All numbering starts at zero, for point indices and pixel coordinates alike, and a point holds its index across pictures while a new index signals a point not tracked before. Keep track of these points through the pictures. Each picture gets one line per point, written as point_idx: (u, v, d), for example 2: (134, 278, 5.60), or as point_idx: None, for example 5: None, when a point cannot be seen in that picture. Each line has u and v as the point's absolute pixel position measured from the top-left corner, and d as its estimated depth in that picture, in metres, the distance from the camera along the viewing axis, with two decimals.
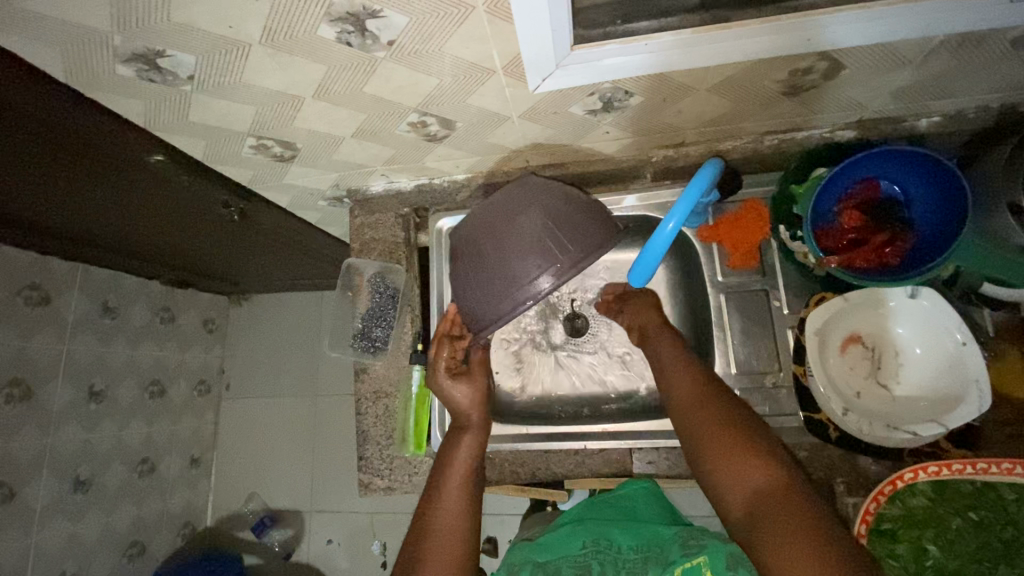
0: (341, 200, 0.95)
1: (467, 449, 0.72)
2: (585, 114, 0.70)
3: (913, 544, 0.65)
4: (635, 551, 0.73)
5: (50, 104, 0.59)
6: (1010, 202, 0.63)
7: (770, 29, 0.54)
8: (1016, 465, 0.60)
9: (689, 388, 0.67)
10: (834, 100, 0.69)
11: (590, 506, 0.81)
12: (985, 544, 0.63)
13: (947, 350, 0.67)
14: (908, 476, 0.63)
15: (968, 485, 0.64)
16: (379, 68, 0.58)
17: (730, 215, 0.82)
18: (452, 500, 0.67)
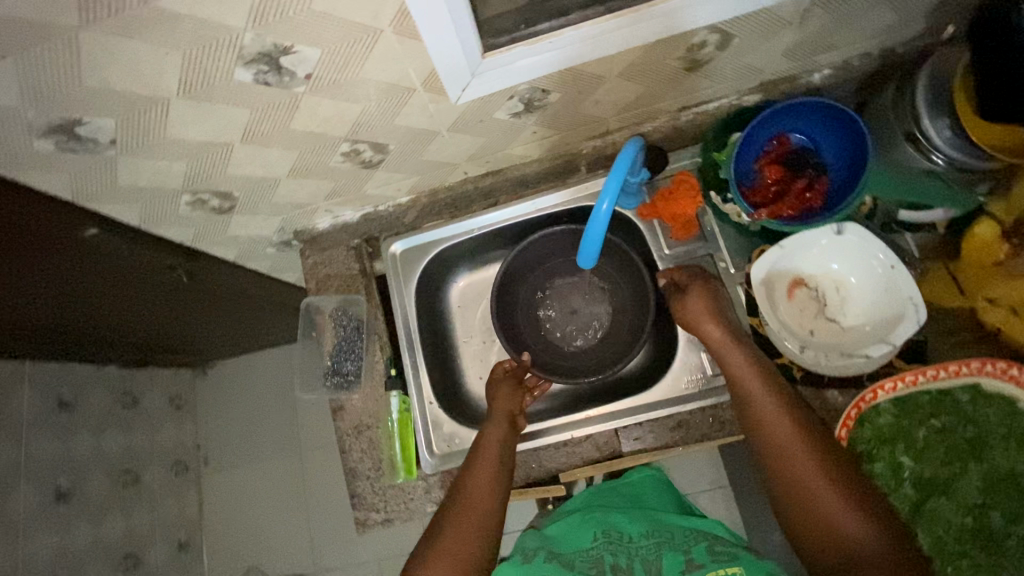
0: (290, 243, 0.94)
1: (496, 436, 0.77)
2: (510, 117, 0.73)
3: (888, 461, 0.68)
4: (645, 536, 0.76)
5: None
6: (903, 130, 0.72)
7: (643, 16, 0.60)
8: (956, 368, 0.65)
9: (781, 430, 0.63)
10: (734, 68, 0.75)
11: (600, 495, 0.89)
12: (949, 449, 0.67)
13: (880, 275, 0.72)
14: (869, 396, 0.67)
15: (923, 396, 0.68)
16: (301, 103, 0.59)
17: (663, 190, 0.86)
18: (483, 477, 0.72)
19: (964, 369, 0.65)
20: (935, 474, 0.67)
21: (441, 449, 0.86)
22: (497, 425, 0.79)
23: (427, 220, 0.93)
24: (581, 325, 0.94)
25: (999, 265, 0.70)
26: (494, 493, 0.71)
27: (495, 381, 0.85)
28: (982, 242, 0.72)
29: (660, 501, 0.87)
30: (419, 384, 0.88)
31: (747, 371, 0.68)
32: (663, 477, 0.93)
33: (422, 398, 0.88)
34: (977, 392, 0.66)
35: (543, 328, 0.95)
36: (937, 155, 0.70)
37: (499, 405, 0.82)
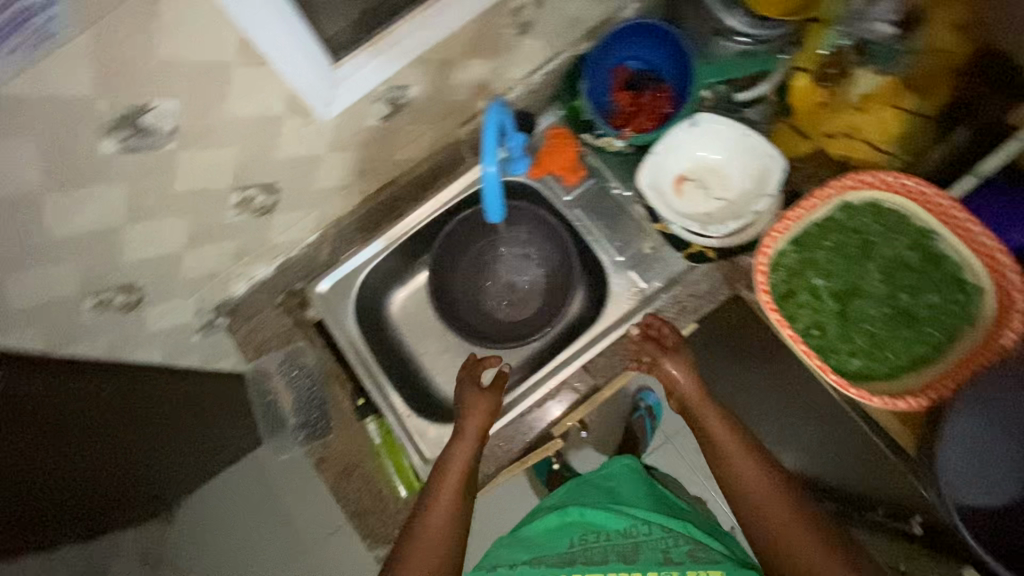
0: (214, 322, 0.92)
1: (461, 454, 0.73)
2: (380, 122, 0.77)
3: (807, 287, 0.71)
4: (624, 533, 0.77)
5: None
6: (711, 30, 0.86)
7: (415, 24, 0.67)
8: (823, 188, 0.70)
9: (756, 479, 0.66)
10: (555, 23, 0.84)
11: (578, 489, 0.87)
12: (851, 256, 0.71)
13: (739, 145, 0.83)
14: (768, 244, 0.70)
15: (811, 219, 0.72)
16: (176, 161, 0.60)
17: (544, 148, 0.93)
18: (444, 506, 0.67)
19: (830, 184, 0.70)
20: (846, 282, 0.71)
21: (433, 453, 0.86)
22: (466, 443, 0.74)
23: (343, 252, 0.93)
24: (520, 295, 1.00)
25: (824, 105, 0.76)
26: (451, 531, 0.66)
27: (473, 395, 0.79)
28: (804, 93, 0.78)
29: (634, 485, 0.87)
30: (391, 404, 0.88)
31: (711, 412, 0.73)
32: (636, 463, 0.92)
33: (397, 414, 0.88)
34: (850, 198, 0.71)
35: (487, 310, 0.99)
36: (744, 37, 0.83)
37: (467, 422, 0.76)
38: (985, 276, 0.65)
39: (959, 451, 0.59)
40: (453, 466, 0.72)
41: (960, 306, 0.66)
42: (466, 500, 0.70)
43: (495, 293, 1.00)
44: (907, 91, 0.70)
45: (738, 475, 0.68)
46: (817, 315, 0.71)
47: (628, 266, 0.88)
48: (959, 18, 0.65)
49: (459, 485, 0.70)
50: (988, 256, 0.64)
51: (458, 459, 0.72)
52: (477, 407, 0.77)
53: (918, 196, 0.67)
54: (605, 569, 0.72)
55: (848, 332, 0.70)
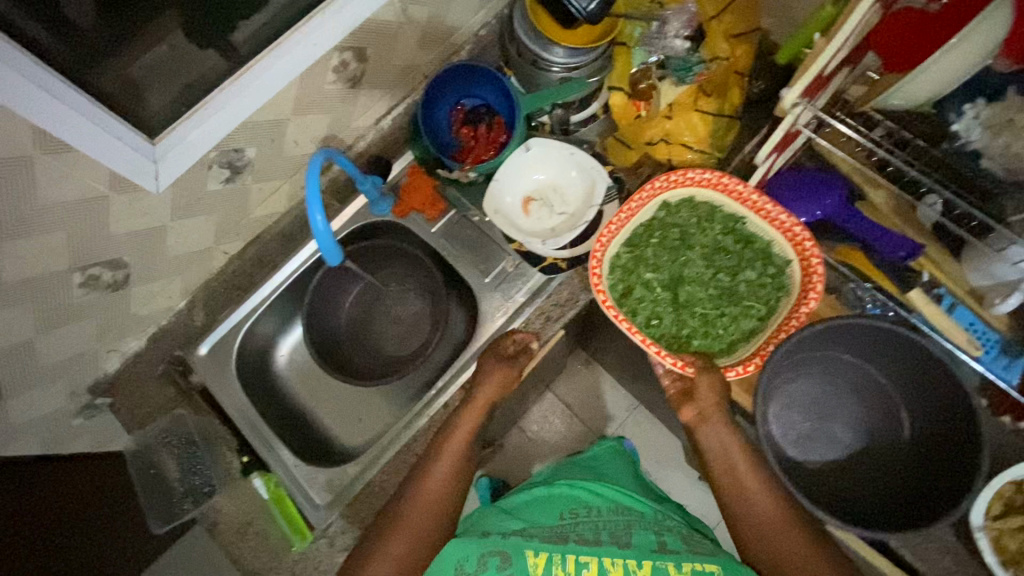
0: (97, 405, 0.86)
1: (443, 473, 0.65)
2: (224, 185, 0.75)
3: (639, 283, 0.73)
4: (614, 510, 0.71)
5: None
6: (534, 63, 0.81)
7: (240, 85, 0.64)
8: (652, 187, 0.72)
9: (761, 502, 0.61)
10: (384, 72, 0.81)
11: (565, 471, 0.83)
12: (680, 244, 0.73)
13: (568, 162, 0.81)
14: (599, 251, 0.70)
15: (643, 217, 0.74)
16: (3, 251, 0.59)
17: (404, 186, 0.87)
18: (422, 516, 0.62)
19: (657, 185, 0.71)
20: (678, 265, 0.73)
21: (325, 495, 0.79)
22: (461, 440, 0.67)
23: (218, 314, 0.87)
24: (408, 327, 0.91)
25: (642, 117, 0.79)
26: (431, 540, 0.62)
27: (484, 376, 0.72)
28: (623, 109, 0.80)
29: (620, 471, 0.85)
30: (281, 456, 0.82)
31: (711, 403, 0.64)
32: (616, 446, 0.93)
33: (285, 464, 0.81)
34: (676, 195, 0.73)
35: (376, 349, 0.91)
36: (560, 67, 0.79)
37: (467, 419, 0.69)
38: (787, 248, 0.69)
39: (796, 407, 0.71)
40: (432, 484, 0.64)
41: (772, 278, 0.70)
42: (445, 525, 0.63)
43: (381, 329, 0.91)
44: (704, 97, 0.76)
45: (744, 490, 0.62)
46: (654, 304, 0.73)
47: (494, 287, 0.83)
48: (731, 30, 0.75)
49: (439, 503, 0.64)
50: (802, 248, 0.68)
51: (437, 482, 0.65)
52: (465, 417, 0.69)
53: (721, 189, 0.71)
54: (592, 540, 0.65)
55: (680, 316, 0.72)
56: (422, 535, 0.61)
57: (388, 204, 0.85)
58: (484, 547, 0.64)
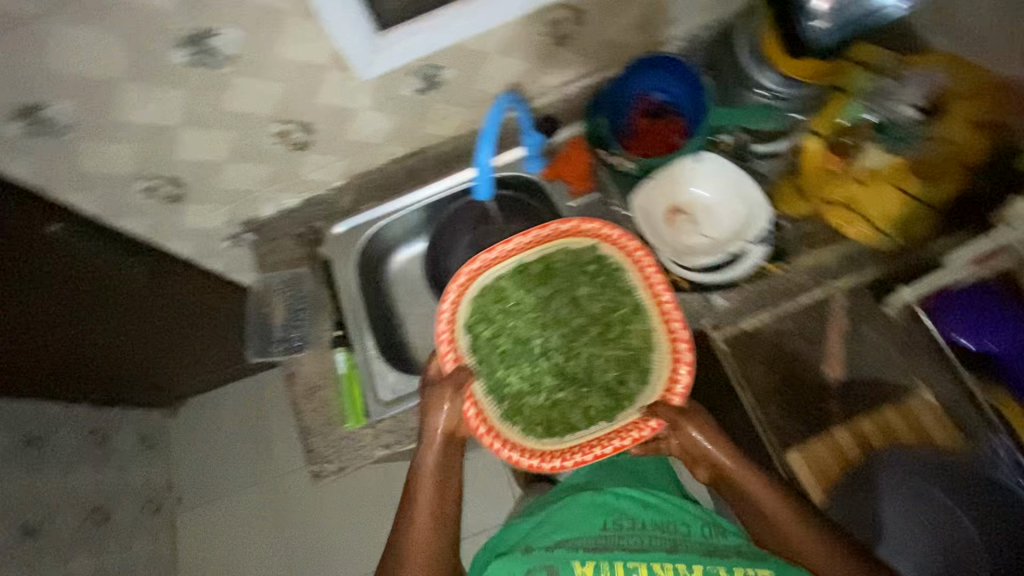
0: (241, 237, 1.06)
1: (427, 499, 0.73)
2: (414, 93, 0.88)
3: (514, 375, 0.82)
4: (658, 525, 0.80)
5: None
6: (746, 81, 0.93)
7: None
8: (450, 295, 0.83)
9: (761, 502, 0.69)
10: (597, 42, 0.94)
11: (611, 474, 0.92)
12: (508, 309, 0.84)
13: (738, 188, 0.89)
14: (472, 408, 0.77)
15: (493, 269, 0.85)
16: (230, 82, 0.73)
17: (561, 155, 1.02)
18: (423, 505, 0.73)
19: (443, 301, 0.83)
20: (523, 334, 0.84)
21: (387, 397, 0.94)
22: (428, 450, 0.75)
23: (363, 204, 1.04)
24: None
25: (833, 172, 0.85)
26: (434, 521, 0.72)
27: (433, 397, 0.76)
28: (814, 156, 0.86)
29: (662, 482, 0.93)
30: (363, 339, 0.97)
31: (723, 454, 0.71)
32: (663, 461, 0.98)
33: (365, 350, 0.97)
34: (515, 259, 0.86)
35: None
36: (767, 90, 0.91)
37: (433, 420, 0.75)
38: (625, 264, 0.83)
39: (897, 508, 0.80)
40: (420, 519, 0.72)
41: (626, 298, 0.82)
42: (448, 540, 0.73)
43: None
44: (913, 177, 0.81)
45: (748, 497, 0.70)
46: (546, 392, 0.81)
47: None
48: (978, 117, 0.80)
49: (430, 528, 0.72)
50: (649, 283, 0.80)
51: (423, 509, 0.73)
52: (423, 471, 0.74)
53: (566, 235, 0.85)
54: (636, 551, 0.75)
55: (573, 373, 0.81)
56: (423, 520, 0.72)
57: (541, 162, 1.01)
58: (532, 563, 0.74)
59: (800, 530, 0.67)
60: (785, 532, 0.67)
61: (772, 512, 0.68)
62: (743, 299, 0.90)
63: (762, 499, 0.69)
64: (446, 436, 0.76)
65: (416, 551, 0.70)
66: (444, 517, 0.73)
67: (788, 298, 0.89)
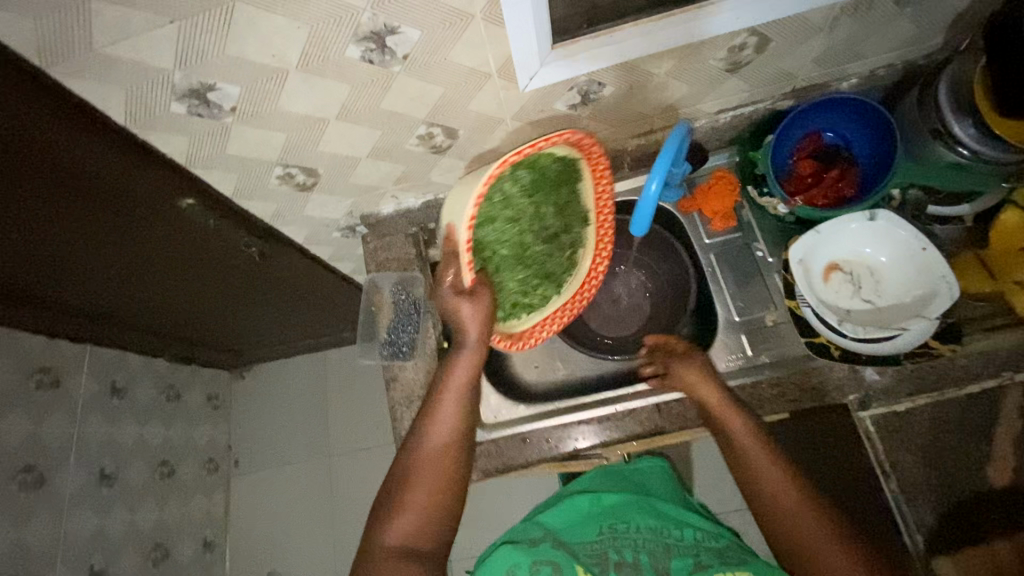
0: (355, 228, 1.03)
1: (445, 432, 0.74)
2: (567, 109, 0.82)
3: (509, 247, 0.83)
4: (653, 530, 0.79)
5: (85, 146, 0.66)
6: (931, 128, 0.80)
7: (677, 21, 0.70)
8: (529, 147, 0.71)
9: (773, 475, 0.71)
10: (770, 72, 0.85)
11: (609, 474, 0.92)
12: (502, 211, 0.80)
13: (911, 256, 0.79)
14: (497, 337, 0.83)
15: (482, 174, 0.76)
16: (394, 81, 0.68)
17: (703, 186, 0.95)
18: (440, 434, 0.74)
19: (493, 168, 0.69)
20: (507, 218, 0.81)
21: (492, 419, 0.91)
22: (450, 395, 0.76)
23: None
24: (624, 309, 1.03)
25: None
26: (446, 453, 0.73)
27: (457, 305, 0.76)
28: (1012, 229, 0.78)
29: (669, 488, 0.91)
30: None
31: (749, 437, 0.74)
32: (666, 466, 0.96)
33: None
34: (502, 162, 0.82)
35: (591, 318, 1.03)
36: (966, 151, 0.78)
37: (467, 312, 0.75)
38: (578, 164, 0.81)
39: None
40: (436, 440, 0.74)
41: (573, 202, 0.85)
42: (453, 497, 0.72)
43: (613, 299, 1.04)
44: None
45: (759, 469, 0.72)
46: (544, 257, 0.86)
47: (740, 329, 0.88)
48: None
49: (451, 455, 0.73)
50: (597, 170, 0.81)
51: (439, 444, 0.73)
52: (460, 362, 0.77)
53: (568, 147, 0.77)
54: (626, 559, 0.75)
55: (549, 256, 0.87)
56: (439, 446, 0.73)
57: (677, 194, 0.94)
58: (533, 559, 0.74)
59: (809, 523, 0.67)
60: (789, 523, 0.68)
61: (780, 500, 0.69)
62: (900, 378, 0.80)
63: (773, 485, 0.70)
64: (478, 334, 0.76)
65: (415, 493, 0.70)
66: (456, 459, 0.73)
67: (953, 386, 0.79)
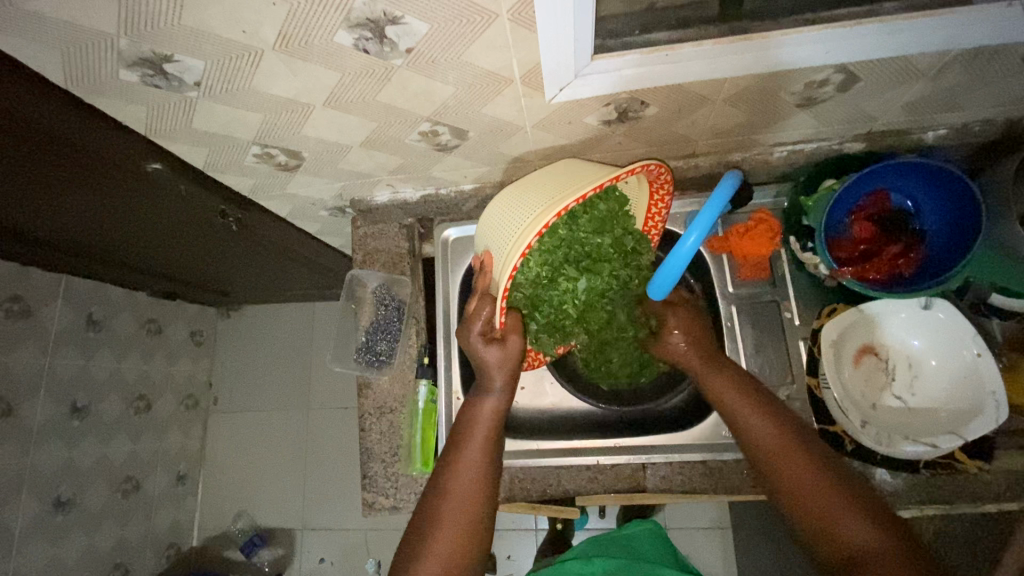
0: (344, 209, 0.93)
1: (473, 477, 0.63)
2: (599, 124, 0.69)
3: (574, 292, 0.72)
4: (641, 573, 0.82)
5: (19, 108, 0.54)
6: None
7: (751, 46, 0.55)
8: (595, 187, 0.57)
9: (754, 415, 0.65)
10: (847, 112, 0.70)
11: (603, 543, 0.95)
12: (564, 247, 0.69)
13: (963, 360, 0.68)
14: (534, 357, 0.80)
15: (539, 189, 0.62)
16: (394, 75, 0.56)
17: (739, 227, 0.82)
18: (467, 467, 0.64)
19: (554, 213, 0.56)
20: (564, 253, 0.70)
21: None
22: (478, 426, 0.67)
23: (484, 212, 0.89)
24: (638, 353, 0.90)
25: None
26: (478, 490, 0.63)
27: (473, 345, 0.69)
28: None
29: (659, 550, 0.92)
30: (448, 376, 0.83)
31: (733, 389, 0.68)
32: (660, 531, 0.96)
33: (449, 393, 0.83)
34: (576, 167, 0.66)
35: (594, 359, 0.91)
36: None
37: (487, 356, 0.69)
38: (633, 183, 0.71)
39: None
40: (461, 482, 0.63)
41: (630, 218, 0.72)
42: (478, 543, 0.61)
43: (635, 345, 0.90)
44: None
45: (733, 402, 0.67)
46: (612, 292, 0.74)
47: None
48: None
49: (477, 494, 0.63)
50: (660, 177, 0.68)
51: (465, 486, 0.63)
52: (484, 410, 0.69)
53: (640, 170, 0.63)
54: None
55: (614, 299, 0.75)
56: (466, 483, 0.63)
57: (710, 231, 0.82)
58: None
59: (806, 460, 0.61)
60: (788, 466, 0.61)
61: (776, 449, 0.62)
62: (910, 484, 0.72)
63: (760, 429, 0.64)
64: (507, 379, 0.70)
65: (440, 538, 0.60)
66: (482, 504, 0.63)
67: (968, 504, 0.71)
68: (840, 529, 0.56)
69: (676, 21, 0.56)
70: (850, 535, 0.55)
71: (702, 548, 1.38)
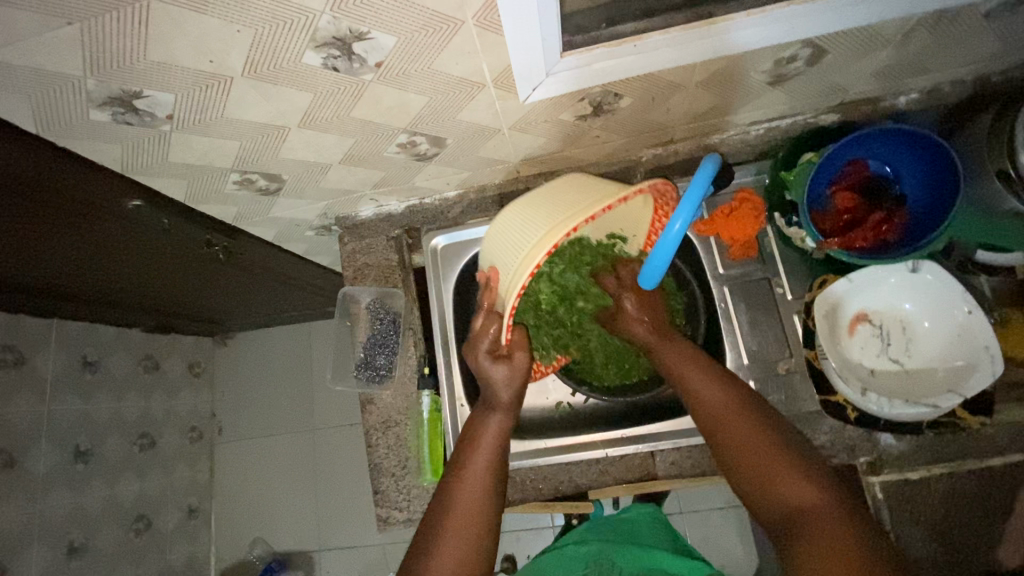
0: (330, 227, 0.93)
1: (476, 490, 0.63)
2: (575, 119, 0.69)
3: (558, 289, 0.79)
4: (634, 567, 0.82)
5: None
6: (998, 169, 0.66)
7: (716, 29, 0.55)
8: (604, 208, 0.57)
9: (705, 386, 0.67)
10: (819, 86, 0.71)
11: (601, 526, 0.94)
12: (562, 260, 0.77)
13: (955, 320, 0.69)
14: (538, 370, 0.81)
15: (546, 201, 0.62)
16: (366, 91, 0.56)
17: (724, 209, 0.81)
18: (471, 484, 0.64)
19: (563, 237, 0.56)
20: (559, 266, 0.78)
21: None
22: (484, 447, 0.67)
23: (470, 217, 0.89)
24: None
25: None
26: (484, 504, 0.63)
27: (485, 361, 0.69)
28: None
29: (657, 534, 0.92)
30: (450, 384, 0.84)
31: (685, 358, 0.70)
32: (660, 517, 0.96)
33: (450, 402, 0.83)
34: (586, 180, 0.66)
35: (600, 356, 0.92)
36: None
37: (498, 374, 0.70)
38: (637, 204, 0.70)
39: None
40: (463, 497, 0.63)
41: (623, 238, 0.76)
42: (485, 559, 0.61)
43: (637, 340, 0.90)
44: None
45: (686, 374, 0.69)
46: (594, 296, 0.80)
47: (749, 373, 0.79)
48: None
49: (477, 511, 0.62)
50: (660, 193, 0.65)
51: (465, 509, 0.62)
52: (488, 428, 0.68)
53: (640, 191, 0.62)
54: None
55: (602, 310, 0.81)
56: (473, 499, 0.63)
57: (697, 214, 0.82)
58: None
59: (754, 428, 0.62)
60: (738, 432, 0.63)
61: (729, 415, 0.64)
62: (915, 445, 0.73)
63: (715, 396, 0.66)
64: (514, 396, 0.71)
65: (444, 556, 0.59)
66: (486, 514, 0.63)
67: (973, 458, 0.73)
68: (785, 491, 0.58)
69: (642, 10, 0.56)
70: (794, 495, 0.57)
71: (718, 527, 1.39)
